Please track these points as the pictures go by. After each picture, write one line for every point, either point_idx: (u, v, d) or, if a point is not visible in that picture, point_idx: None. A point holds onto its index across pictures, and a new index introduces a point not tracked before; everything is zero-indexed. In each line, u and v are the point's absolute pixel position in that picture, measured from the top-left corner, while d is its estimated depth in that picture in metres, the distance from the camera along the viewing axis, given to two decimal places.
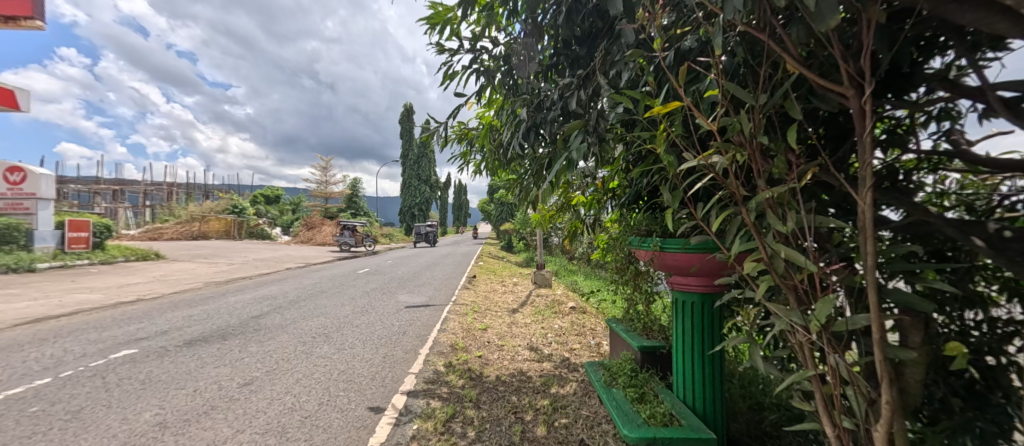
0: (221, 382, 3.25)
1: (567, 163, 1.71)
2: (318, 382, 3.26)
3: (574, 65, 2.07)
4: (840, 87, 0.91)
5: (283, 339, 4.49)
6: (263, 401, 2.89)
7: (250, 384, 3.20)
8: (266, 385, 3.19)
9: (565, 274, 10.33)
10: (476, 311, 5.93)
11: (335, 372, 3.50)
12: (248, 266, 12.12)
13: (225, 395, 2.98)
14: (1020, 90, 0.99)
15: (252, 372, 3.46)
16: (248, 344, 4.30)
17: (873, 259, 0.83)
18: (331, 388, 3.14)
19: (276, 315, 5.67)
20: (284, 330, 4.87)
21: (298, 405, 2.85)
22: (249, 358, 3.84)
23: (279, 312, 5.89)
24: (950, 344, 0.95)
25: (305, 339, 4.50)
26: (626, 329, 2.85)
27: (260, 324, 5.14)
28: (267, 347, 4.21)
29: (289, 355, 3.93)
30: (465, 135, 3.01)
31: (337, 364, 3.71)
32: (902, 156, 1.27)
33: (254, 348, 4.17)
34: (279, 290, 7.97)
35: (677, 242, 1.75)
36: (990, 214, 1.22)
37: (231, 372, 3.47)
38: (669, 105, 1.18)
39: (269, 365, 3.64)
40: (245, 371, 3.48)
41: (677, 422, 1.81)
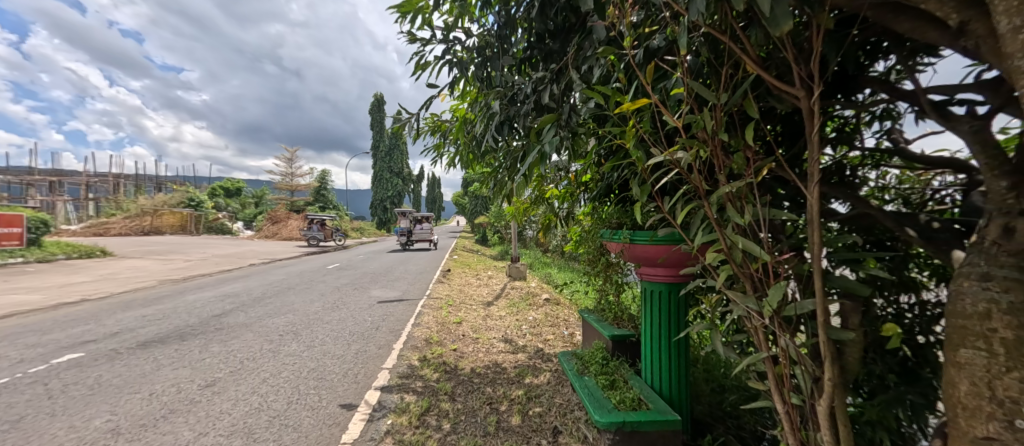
0: (180, 384, 3.12)
1: (540, 156, 1.74)
2: (287, 381, 3.18)
3: (547, 59, 2.08)
4: (792, 89, 0.97)
5: (248, 338, 4.34)
6: (227, 403, 2.80)
7: (212, 386, 3.09)
8: (230, 386, 3.09)
9: (540, 266, 10.43)
10: (451, 305, 5.93)
11: (305, 370, 3.42)
12: (205, 263, 11.54)
13: (185, 398, 2.87)
14: (948, 94, 1.09)
15: (214, 373, 3.34)
16: (209, 344, 4.13)
17: (819, 248, 0.92)
18: (300, 387, 3.08)
19: (239, 314, 5.46)
20: (248, 329, 4.70)
21: (266, 405, 2.78)
22: (210, 359, 3.69)
23: (242, 310, 5.67)
24: (887, 325, 1.04)
25: (271, 338, 4.36)
26: (598, 319, 2.93)
27: (221, 324, 4.94)
28: (229, 346, 4.06)
29: (254, 354, 3.81)
30: (438, 127, 2.97)
31: (306, 362, 3.62)
32: (848, 153, 1.37)
33: (215, 348, 4.01)
34: (241, 287, 7.64)
35: (646, 234, 1.81)
36: (923, 206, 1.36)
37: (191, 373, 3.33)
38: (638, 102, 1.23)
39: (233, 366, 3.51)
40: (207, 372, 3.36)
41: (646, 406, 1.91)
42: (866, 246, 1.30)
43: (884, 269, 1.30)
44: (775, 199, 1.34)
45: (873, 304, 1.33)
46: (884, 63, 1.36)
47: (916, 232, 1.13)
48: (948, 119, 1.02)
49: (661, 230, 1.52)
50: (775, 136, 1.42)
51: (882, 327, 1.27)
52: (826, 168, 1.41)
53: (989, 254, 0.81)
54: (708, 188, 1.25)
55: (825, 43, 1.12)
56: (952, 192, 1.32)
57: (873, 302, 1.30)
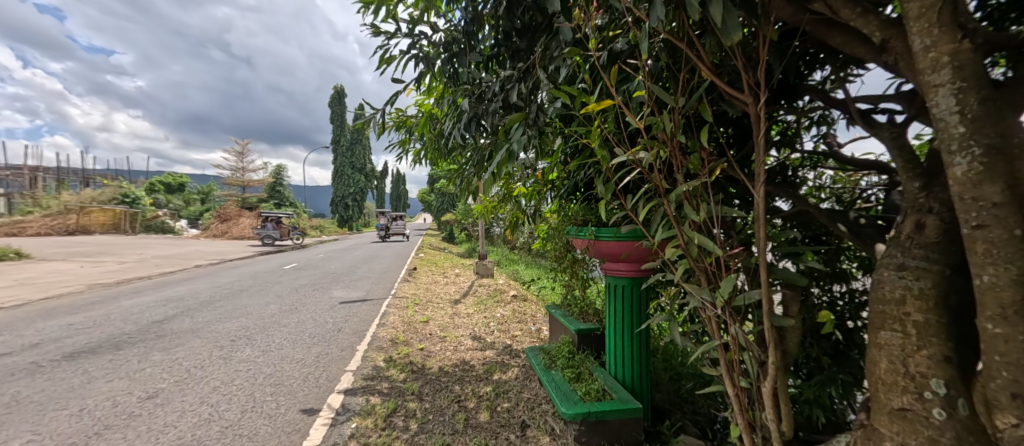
0: (116, 398, 2.90)
1: (509, 154, 1.76)
2: (240, 389, 3.03)
3: (514, 57, 2.11)
4: (742, 95, 1.05)
5: (196, 345, 4.09)
6: (172, 415, 2.64)
7: (154, 397, 2.90)
8: (174, 397, 2.90)
9: (507, 264, 10.47)
10: (417, 304, 5.85)
11: (260, 376, 3.28)
12: (144, 265, 10.70)
13: (122, 412, 2.67)
14: (873, 103, 1.21)
15: (157, 384, 3.13)
16: (150, 353, 3.86)
17: (764, 243, 1.00)
18: (255, 394, 2.95)
19: (184, 319, 5.14)
20: (195, 335, 4.43)
21: (216, 415, 2.64)
22: (151, 369, 3.45)
23: (188, 315, 5.33)
24: (821, 312, 1.14)
25: (221, 344, 4.14)
26: (564, 314, 3.01)
27: (163, 330, 4.63)
28: (173, 355, 3.81)
29: (203, 362, 3.61)
30: (404, 123, 2.93)
31: (262, 367, 3.47)
32: (790, 155, 1.49)
33: (158, 356, 3.75)
34: (186, 290, 7.17)
35: (610, 231, 1.88)
36: (853, 204, 1.50)
37: (128, 386, 3.10)
38: (603, 103, 1.27)
39: (177, 375, 3.30)
40: (148, 383, 3.14)
41: (609, 396, 1.99)
42: (805, 240, 1.42)
43: (821, 261, 1.42)
44: (727, 197, 1.43)
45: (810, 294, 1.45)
46: (821, 72, 1.49)
47: (847, 228, 1.25)
48: (872, 126, 1.13)
49: (624, 227, 1.58)
50: (726, 138, 1.51)
51: (818, 314, 1.39)
52: (771, 169, 1.52)
53: (904, 246, 0.91)
54: (667, 186, 1.32)
55: (770, 53, 1.21)
56: (877, 191, 1.46)
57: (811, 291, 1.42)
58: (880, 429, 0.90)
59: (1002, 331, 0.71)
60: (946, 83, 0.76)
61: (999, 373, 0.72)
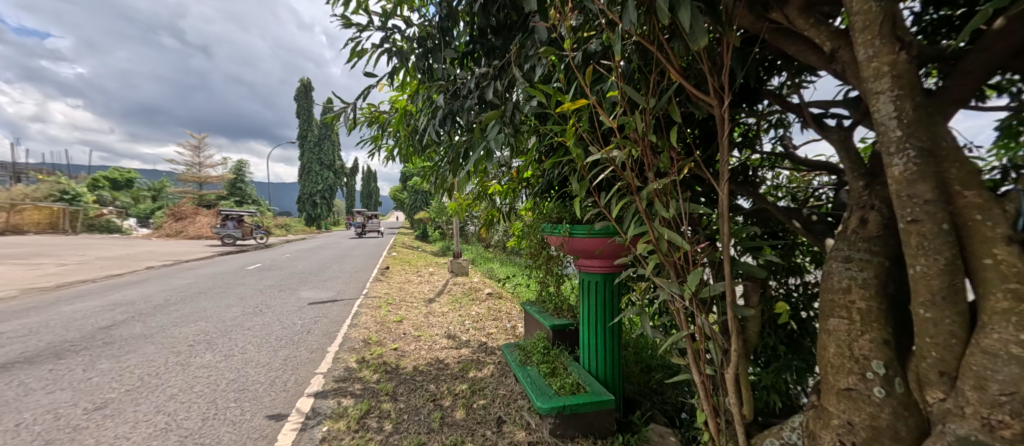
0: (60, 410, 2.71)
1: (485, 152, 1.77)
2: (201, 396, 2.90)
3: (489, 55, 2.12)
4: (708, 97, 1.10)
5: (150, 352, 3.88)
6: (124, 426, 2.49)
7: (104, 408, 2.73)
8: (127, 407, 2.74)
9: (482, 261, 10.47)
10: (390, 304, 5.78)
11: (223, 382, 3.14)
12: (89, 267, 9.98)
13: (67, 425, 2.50)
14: (824, 108, 1.30)
15: (106, 394, 2.95)
16: (96, 362, 3.63)
17: (727, 238, 1.06)
18: (217, 401, 2.83)
19: (137, 325, 4.85)
20: (149, 341, 4.19)
21: (174, 424, 2.52)
22: (100, 379, 3.25)
23: (141, 321, 5.03)
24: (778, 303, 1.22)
25: (179, 349, 3.94)
26: (539, 310, 3.06)
27: (113, 337, 4.35)
28: (125, 363, 3.60)
29: (159, 369, 3.42)
30: (376, 118, 2.88)
31: (224, 373, 3.33)
32: (751, 156, 1.58)
33: (106, 365, 3.53)
34: (138, 294, 6.76)
35: (583, 228, 1.93)
36: (806, 202, 1.61)
37: (73, 397, 2.90)
38: (577, 102, 1.30)
39: (130, 384, 3.12)
40: (96, 394, 2.96)
41: (583, 389, 2.05)
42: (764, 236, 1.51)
43: (779, 256, 1.52)
44: (694, 195, 1.49)
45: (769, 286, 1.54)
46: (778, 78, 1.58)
47: (802, 224, 1.34)
48: (823, 129, 1.22)
49: (597, 223, 1.62)
50: (694, 138, 1.58)
51: (775, 306, 1.48)
52: (734, 168, 1.60)
53: (849, 240, 0.99)
54: (638, 184, 1.37)
55: (733, 58, 1.28)
56: (828, 190, 1.57)
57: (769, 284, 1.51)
58: (829, 409, 0.97)
59: (932, 315, 0.80)
60: (886, 91, 0.83)
61: (929, 352, 0.82)
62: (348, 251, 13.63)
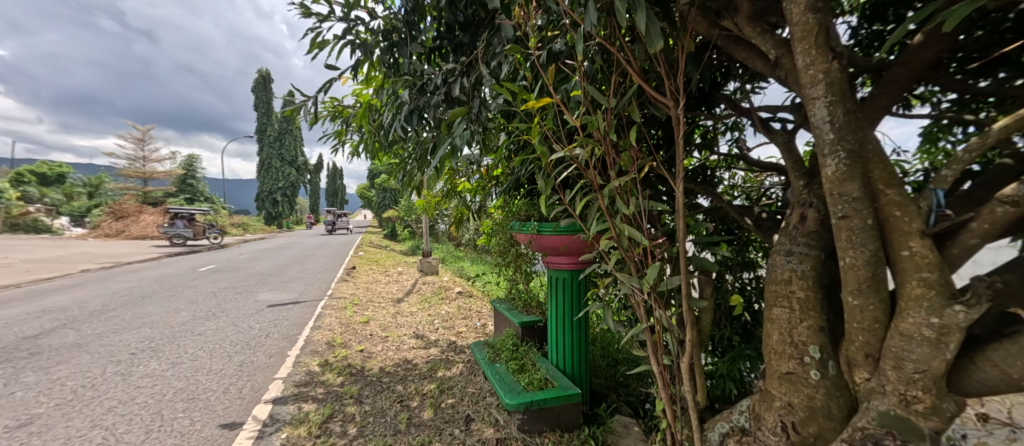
0: None
1: (451, 148, 1.76)
2: (145, 407, 2.71)
3: (456, 51, 2.11)
4: (665, 99, 1.15)
5: (86, 362, 3.58)
6: (55, 442, 2.29)
7: (31, 424, 2.50)
8: (58, 422, 2.52)
9: (452, 260, 10.39)
10: (356, 304, 5.63)
11: (170, 391, 2.95)
12: (14, 271, 9.08)
13: None
14: (771, 112, 1.39)
15: (33, 409, 2.70)
16: (21, 375, 3.31)
17: (683, 234, 1.11)
18: (164, 411, 2.65)
19: (71, 332, 4.47)
20: (86, 350, 3.88)
21: (114, 437, 2.34)
22: (26, 393, 2.97)
23: (76, 328, 4.64)
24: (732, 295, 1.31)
25: (120, 358, 3.67)
26: (508, 307, 3.08)
27: (42, 347, 3.99)
28: (56, 374, 3.31)
29: (97, 380, 3.17)
30: (339, 113, 2.80)
31: (172, 381, 3.13)
32: (709, 157, 1.67)
33: (34, 378, 3.23)
34: (73, 299, 6.23)
35: (550, 225, 1.96)
36: (759, 201, 1.71)
37: None
38: (542, 100, 1.32)
39: (62, 397, 2.88)
40: (21, 409, 2.70)
41: (551, 384, 2.09)
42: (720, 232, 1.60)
43: (734, 251, 1.61)
44: (655, 193, 1.55)
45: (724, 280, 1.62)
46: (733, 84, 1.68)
47: (753, 221, 1.42)
48: (770, 132, 1.31)
49: (563, 221, 1.65)
50: (655, 138, 1.64)
51: (731, 299, 1.57)
52: (693, 168, 1.69)
53: (791, 235, 1.07)
54: (601, 182, 1.41)
55: (690, 62, 1.33)
56: (777, 189, 1.68)
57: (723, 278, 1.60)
58: (772, 392, 1.04)
59: (859, 302, 0.88)
60: (821, 97, 0.90)
61: (856, 336, 0.90)
62: (311, 251, 13.14)
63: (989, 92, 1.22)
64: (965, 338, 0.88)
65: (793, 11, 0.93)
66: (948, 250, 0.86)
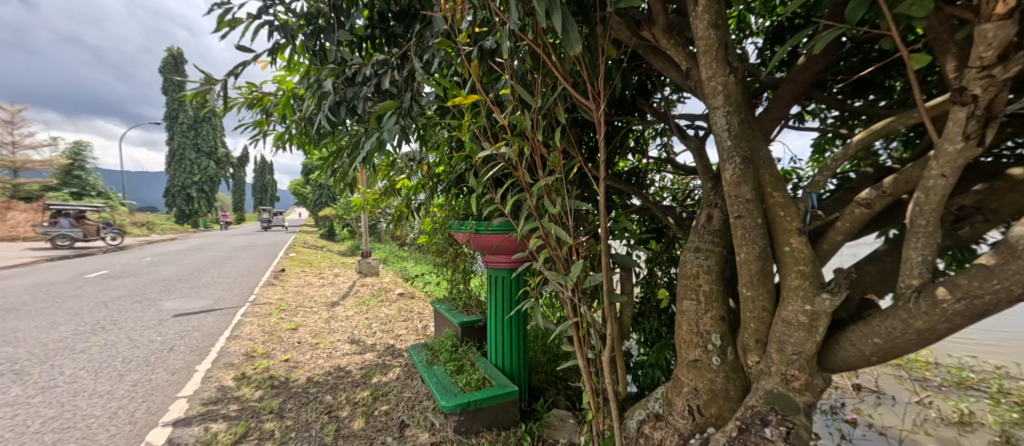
0: None
1: (379, 142, 1.68)
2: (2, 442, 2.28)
3: (390, 43, 2.03)
4: (589, 101, 1.19)
5: None
6: None
7: None
8: None
9: (394, 260, 10.02)
10: (284, 310, 5.21)
11: (39, 421, 2.51)
12: None
13: None
14: (687, 119, 1.51)
15: None
16: None
17: (604, 233, 1.17)
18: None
19: None
20: None
21: None
22: None
23: None
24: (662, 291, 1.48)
25: None
26: (448, 308, 3.03)
27: None
28: None
29: None
30: (259, 101, 2.56)
31: (42, 409, 2.67)
32: (641, 160, 1.81)
33: None
34: None
35: (487, 224, 1.96)
36: (684, 201, 1.85)
37: None
38: (469, 97, 1.30)
39: None
40: None
41: (488, 384, 2.09)
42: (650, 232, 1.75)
43: (663, 247, 1.74)
44: (585, 193, 1.61)
45: (654, 275, 1.75)
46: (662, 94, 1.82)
47: (675, 220, 1.53)
48: (685, 137, 1.42)
49: (495, 219, 1.65)
50: (587, 140, 1.70)
51: (659, 292, 1.68)
52: (628, 170, 1.84)
53: (699, 233, 1.16)
54: (530, 181, 1.43)
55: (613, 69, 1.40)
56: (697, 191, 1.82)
57: (653, 273, 1.73)
58: (682, 379, 1.12)
59: (751, 293, 0.98)
60: (721, 107, 0.99)
61: (749, 324, 1.00)
62: (232, 253, 11.97)
63: (858, 111, 1.40)
64: (833, 322, 1.02)
65: (699, 26, 1.00)
66: (820, 245, 0.98)
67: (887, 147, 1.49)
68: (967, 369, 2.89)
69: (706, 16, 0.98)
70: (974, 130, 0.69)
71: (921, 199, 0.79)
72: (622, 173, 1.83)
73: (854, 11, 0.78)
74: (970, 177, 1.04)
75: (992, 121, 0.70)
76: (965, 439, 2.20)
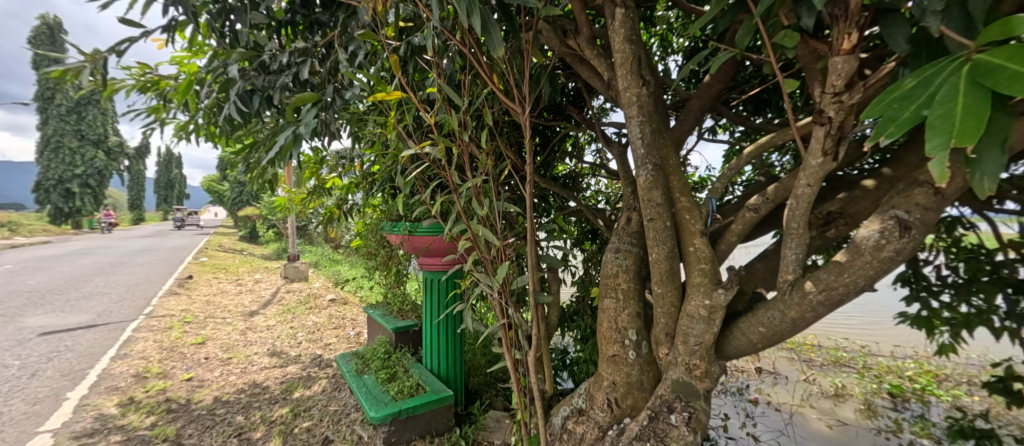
0: None
1: (295, 137, 1.55)
2: None
3: (312, 30, 1.89)
4: (515, 105, 1.21)
5: None
6: None
7: None
8: None
9: (326, 263, 9.39)
10: (190, 323, 4.64)
11: None
12: None
13: None
14: (614, 126, 1.59)
15: None
16: None
17: (530, 234, 1.19)
18: None
19: None
20: None
21: None
22: None
23: None
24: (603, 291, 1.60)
25: None
26: (382, 313, 2.90)
27: None
28: None
29: None
30: (155, 85, 2.26)
31: None
32: (578, 165, 1.89)
33: None
34: None
35: (421, 225, 1.91)
36: (614, 204, 1.96)
37: None
38: (392, 94, 1.26)
39: None
40: None
41: (422, 390, 2.04)
42: (587, 234, 1.87)
43: (597, 248, 1.84)
44: (516, 195, 1.63)
45: (590, 274, 1.84)
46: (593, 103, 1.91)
47: (604, 221, 1.61)
48: (609, 143, 1.50)
49: (426, 220, 1.61)
50: (521, 144, 1.73)
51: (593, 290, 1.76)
52: (566, 173, 1.92)
53: (619, 234, 1.23)
54: (459, 182, 1.41)
55: (542, 75, 1.43)
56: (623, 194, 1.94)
57: (590, 273, 1.82)
58: (602, 373, 1.18)
59: (661, 290, 1.07)
60: (636, 117, 1.06)
61: (659, 319, 1.08)
62: (127, 258, 10.45)
63: (755, 126, 1.58)
64: (731, 314, 1.13)
65: (615, 40, 1.05)
66: (719, 246, 1.09)
67: (778, 159, 1.77)
68: (842, 350, 3.38)
69: (622, 31, 1.03)
70: (831, 147, 0.81)
71: (794, 205, 0.91)
72: (560, 176, 1.90)
73: (742, 38, 0.87)
74: (836, 187, 1.22)
75: (844, 140, 0.82)
76: (839, 410, 2.57)
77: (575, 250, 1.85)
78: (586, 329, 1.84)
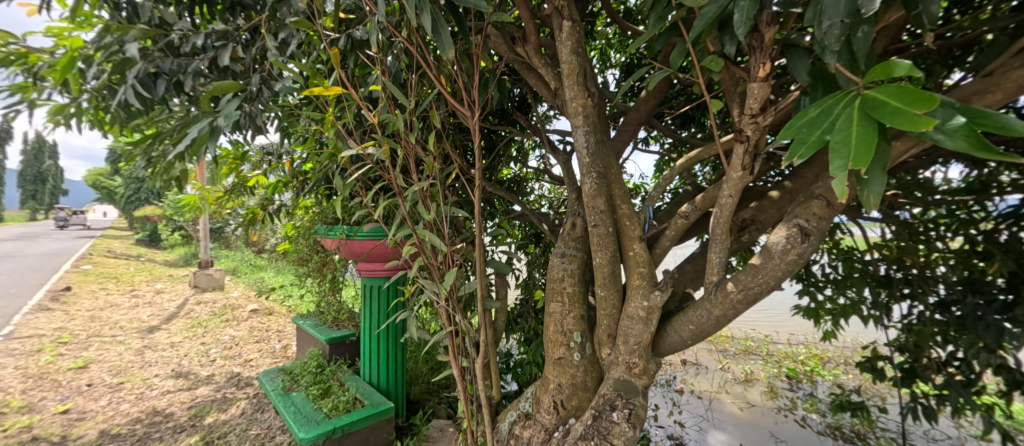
0: None
1: (212, 130, 1.39)
2: None
3: (234, 12, 1.72)
4: (464, 108, 1.20)
5: None
6: None
7: None
8: None
9: (246, 270, 8.60)
10: (70, 344, 3.97)
11: None
12: None
13: None
14: (558, 134, 1.64)
15: None
16: None
17: (478, 239, 1.18)
18: None
19: None
20: None
21: None
22: None
23: None
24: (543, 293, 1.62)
25: None
26: (314, 323, 2.70)
27: None
28: None
29: None
30: (25, 60, 1.90)
31: None
32: (523, 170, 1.92)
33: None
34: None
35: (360, 230, 1.81)
36: (557, 209, 2.01)
37: None
38: (331, 90, 1.18)
39: None
40: None
41: (359, 404, 1.93)
42: (531, 237, 1.89)
43: (540, 251, 1.87)
44: (462, 198, 1.61)
45: (534, 277, 1.86)
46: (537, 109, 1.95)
47: (549, 225, 1.65)
48: (554, 150, 1.54)
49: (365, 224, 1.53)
50: (467, 147, 1.72)
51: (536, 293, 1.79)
52: (510, 177, 1.94)
53: (564, 239, 1.27)
54: (403, 185, 1.36)
55: (488, 78, 1.43)
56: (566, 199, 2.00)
57: (534, 275, 1.84)
58: (548, 376, 1.21)
59: (605, 293, 1.12)
60: (581, 126, 1.10)
61: (603, 321, 1.13)
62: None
63: (684, 139, 1.72)
64: (665, 313, 1.21)
65: (563, 50, 1.08)
66: (655, 250, 1.17)
67: (703, 170, 1.94)
68: (751, 340, 3.77)
69: (569, 43, 1.07)
70: (750, 162, 0.90)
71: (720, 213, 0.99)
72: (504, 180, 1.92)
73: (676, 58, 0.94)
74: (749, 196, 1.36)
75: (759, 156, 0.92)
76: (749, 395, 2.86)
77: (519, 253, 1.87)
78: (529, 331, 1.86)
